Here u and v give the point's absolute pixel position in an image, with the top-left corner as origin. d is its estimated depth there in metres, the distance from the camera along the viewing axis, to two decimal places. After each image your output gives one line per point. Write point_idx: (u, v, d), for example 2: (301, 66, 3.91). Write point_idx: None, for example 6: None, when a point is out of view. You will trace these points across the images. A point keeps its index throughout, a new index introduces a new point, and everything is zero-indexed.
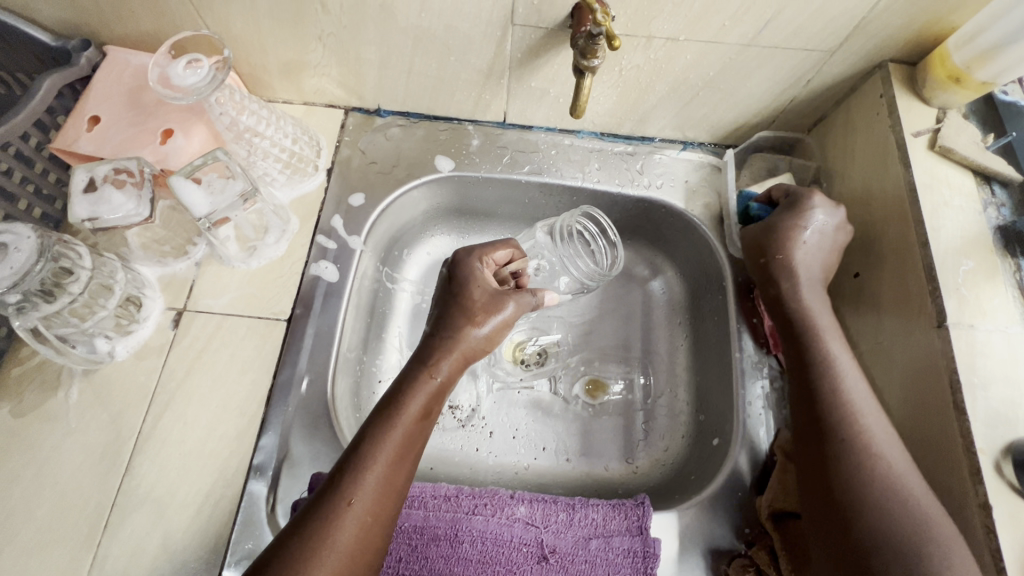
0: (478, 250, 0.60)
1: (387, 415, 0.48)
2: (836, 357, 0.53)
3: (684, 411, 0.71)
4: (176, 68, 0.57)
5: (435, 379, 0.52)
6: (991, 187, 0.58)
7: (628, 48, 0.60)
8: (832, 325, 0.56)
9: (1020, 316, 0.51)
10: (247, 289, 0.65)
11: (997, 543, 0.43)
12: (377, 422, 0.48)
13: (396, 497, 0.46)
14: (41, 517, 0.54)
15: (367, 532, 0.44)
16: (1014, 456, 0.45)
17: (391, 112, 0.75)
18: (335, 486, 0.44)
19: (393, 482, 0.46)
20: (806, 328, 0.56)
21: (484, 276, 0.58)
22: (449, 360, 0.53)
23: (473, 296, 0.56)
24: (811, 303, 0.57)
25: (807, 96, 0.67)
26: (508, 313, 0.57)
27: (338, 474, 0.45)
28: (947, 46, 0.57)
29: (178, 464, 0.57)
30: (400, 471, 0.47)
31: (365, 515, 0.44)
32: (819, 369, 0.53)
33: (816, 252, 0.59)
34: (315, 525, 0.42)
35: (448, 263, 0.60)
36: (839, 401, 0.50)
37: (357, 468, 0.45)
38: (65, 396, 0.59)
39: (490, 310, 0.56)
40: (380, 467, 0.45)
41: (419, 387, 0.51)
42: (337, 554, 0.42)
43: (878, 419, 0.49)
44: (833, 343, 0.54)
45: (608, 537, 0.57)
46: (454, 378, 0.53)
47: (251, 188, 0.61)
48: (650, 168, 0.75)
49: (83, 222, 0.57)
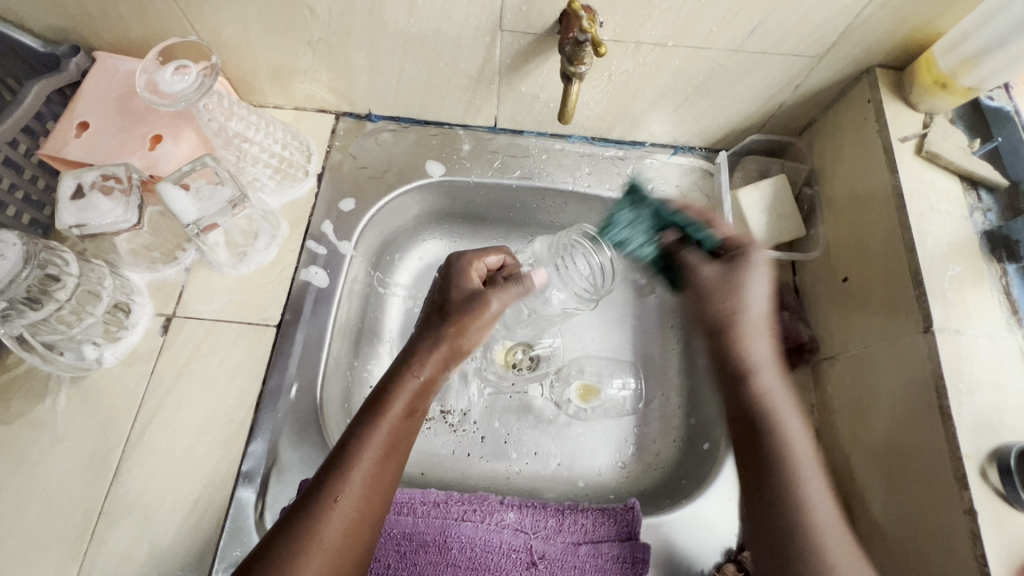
0: (462, 257, 0.60)
1: (373, 412, 0.48)
2: (790, 435, 0.51)
3: (677, 415, 0.71)
4: (164, 74, 0.57)
5: (417, 377, 0.50)
6: (977, 192, 0.58)
7: (617, 54, 0.60)
8: (786, 401, 0.53)
9: (1006, 321, 0.51)
10: (237, 295, 0.65)
11: (982, 549, 0.43)
12: (364, 421, 0.47)
13: (383, 493, 0.46)
14: (28, 524, 0.54)
15: (355, 530, 0.44)
16: (999, 462, 0.45)
17: (381, 117, 0.75)
18: (323, 482, 0.44)
19: (380, 477, 0.46)
20: (756, 405, 0.53)
21: (463, 280, 0.58)
22: (431, 360, 0.52)
23: (452, 299, 0.56)
24: (763, 378, 0.54)
25: (796, 101, 0.67)
26: (491, 310, 0.56)
27: (326, 471, 0.45)
28: (933, 51, 0.57)
29: (166, 471, 0.57)
30: (386, 470, 0.46)
31: (354, 510, 0.44)
32: (774, 457, 0.50)
33: (762, 320, 0.57)
34: (302, 521, 0.43)
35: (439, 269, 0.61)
36: (788, 484, 0.48)
37: (344, 464, 0.45)
38: (53, 403, 0.58)
39: (467, 312, 0.54)
40: (367, 463, 0.45)
41: (405, 384, 0.50)
42: (326, 550, 0.42)
43: (825, 497, 0.48)
44: (788, 420, 0.52)
45: (597, 543, 0.57)
46: (436, 377, 0.52)
47: (240, 194, 0.61)
48: (642, 172, 0.75)
49: (70, 229, 0.57)
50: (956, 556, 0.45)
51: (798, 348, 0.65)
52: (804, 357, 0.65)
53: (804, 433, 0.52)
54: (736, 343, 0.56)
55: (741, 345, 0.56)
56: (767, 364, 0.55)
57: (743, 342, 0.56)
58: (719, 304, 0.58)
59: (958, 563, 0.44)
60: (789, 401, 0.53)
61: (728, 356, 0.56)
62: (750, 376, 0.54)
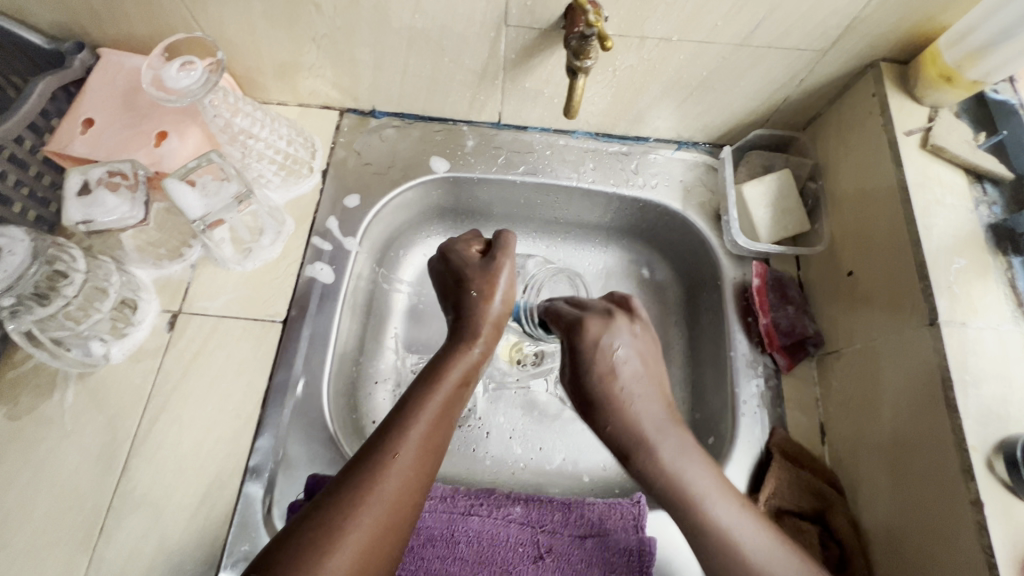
0: (451, 247, 0.60)
1: (429, 381, 0.49)
2: (698, 491, 0.46)
3: (681, 409, 0.71)
4: (171, 70, 0.57)
5: (475, 350, 0.53)
6: (982, 185, 0.58)
7: (622, 48, 0.60)
8: (679, 453, 0.48)
9: (1012, 313, 0.51)
10: (242, 291, 0.65)
11: (988, 539, 0.43)
12: (417, 390, 0.49)
13: (435, 459, 0.46)
14: (36, 520, 0.54)
15: (411, 486, 0.44)
16: (1006, 453, 0.45)
17: (385, 113, 0.75)
18: (382, 440, 0.45)
19: (432, 444, 0.46)
20: (659, 478, 0.48)
21: (468, 265, 0.58)
22: (484, 330, 0.54)
23: (467, 278, 0.57)
24: (649, 437, 0.49)
25: (801, 95, 0.67)
26: (503, 271, 0.57)
27: (385, 430, 0.45)
28: (938, 45, 0.57)
29: (174, 466, 0.57)
30: (439, 432, 0.47)
31: (409, 471, 0.44)
32: (694, 528, 0.46)
33: (638, 379, 0.52)
34: (361, 474, 0.42)
35: (435, 257, 0.61)
36: (716, 538, 0.45)
37: (402, 424, 0.46)
38: (61, 399, 0.59)
39: (489, 280, 0.56)
40: (423, 426, 0.46)
41: (462, 358, 0.52)
42: (382, 503, 0.42)
43: (751, 528, 0.45)
44: (695, 479, 0.47)
45: (604, 536, 0.57)
46: (491, 349, 0.54)
47: (246, 190, 0.62)
48: (646, 168, 0.75)
49: (77, 225, 0.57)
50: (963, 545, 0.45)
51: (802, 342, 0.66)
52: (808, 351, 0.66)
53: (708, 473, 0.48)
54: (620, 418, 0.50)
55: (628, 408, 0.51)
56: (654, 425, 0.50)
57: (623, 414, 0.50)
58: (594, 377, 0.52)
59: (965, 553, 0.44)
60: (685, 448, 0.49)
61: (619, 429, 0.50)
62: (643, 448, 0.49)
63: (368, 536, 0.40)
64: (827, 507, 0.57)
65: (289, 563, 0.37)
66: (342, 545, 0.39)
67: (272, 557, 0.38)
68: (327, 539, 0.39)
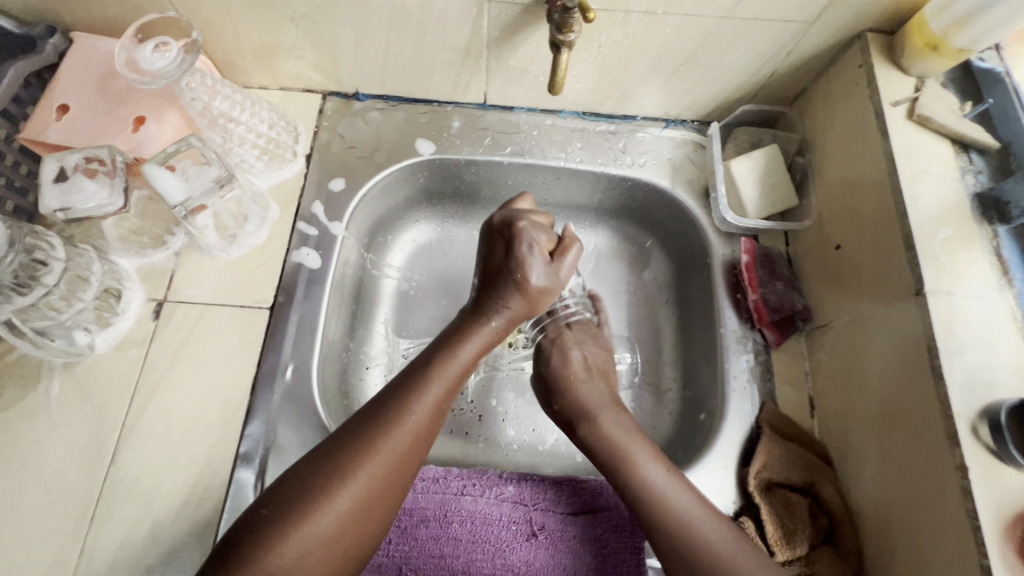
0: (524, 234, 0.57)
1: (449, 347, 0.52)
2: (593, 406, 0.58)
3: (672, 387, 0.71)
4: (144, 51, 0.56)
5: (491, 325, 0.55)
6: (968, 155, 0.58)
7: (606, 23, 0.59)
8: (644, 449, 0.54)
9: (997, 282, 0.51)
10: (228, 278, 0.65)
11: (973, 504, 0.43)
12: (435, 357, 0.52)
13: (441, 421, 0.50)
14: (26, 511, 0.54)
15: (416, 446, 0.47)
16: (990, 419, 0.45)
17: (369, 96, 0.74)
18: (398, 395, 0.48)
19: (441, 407, 0.50)
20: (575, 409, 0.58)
21: (531, 262, 0.56)
22: (510, 315, 0.56)
23: (523, 273, 0.56)
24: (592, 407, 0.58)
25: (788, 69, 0.67)
26: (560, 282, 0.58)
27: (400, 390, 0.49)
28: (924, 13, 0.56)
29: (163, 454, 0.56)
30: (447, 401, 0.50)
31: (418, 431, 0.47)
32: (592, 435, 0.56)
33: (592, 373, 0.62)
34: (375, 425, 0.46)
35: (500, 229, 0.58)
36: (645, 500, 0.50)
37: (417, 386, 0.49)
38: (46, 389, 0.58)
39: (528, 266, 0.56)
40: (436, 390, 0.49)
41: (480, 329, 0.54)
42: (390, 456, 0.45)
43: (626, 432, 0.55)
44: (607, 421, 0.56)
45: (596, 512, 0.57)
46: (508, 330, 0.57)
47: (227, 174, 0.61)
48: (634, 147, 0.74)
49: (54, 213, 0.57)
50: (949, 511, 0.45)
51: (791, 317, 0.66)
52: (797, 325, 0.66)
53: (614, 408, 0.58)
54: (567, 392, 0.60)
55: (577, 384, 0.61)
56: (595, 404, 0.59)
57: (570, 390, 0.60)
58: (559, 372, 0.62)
59: (951, 517, 0.45)
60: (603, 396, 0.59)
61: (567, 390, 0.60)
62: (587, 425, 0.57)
63: (373, 482, 0.44)
64: (817, 479, 0.58)
65: (297, 502, 0.42)
66: (350, 488, 0.43)
67: (278, 495, 0.42)
68: (337, 482, 0.43)
